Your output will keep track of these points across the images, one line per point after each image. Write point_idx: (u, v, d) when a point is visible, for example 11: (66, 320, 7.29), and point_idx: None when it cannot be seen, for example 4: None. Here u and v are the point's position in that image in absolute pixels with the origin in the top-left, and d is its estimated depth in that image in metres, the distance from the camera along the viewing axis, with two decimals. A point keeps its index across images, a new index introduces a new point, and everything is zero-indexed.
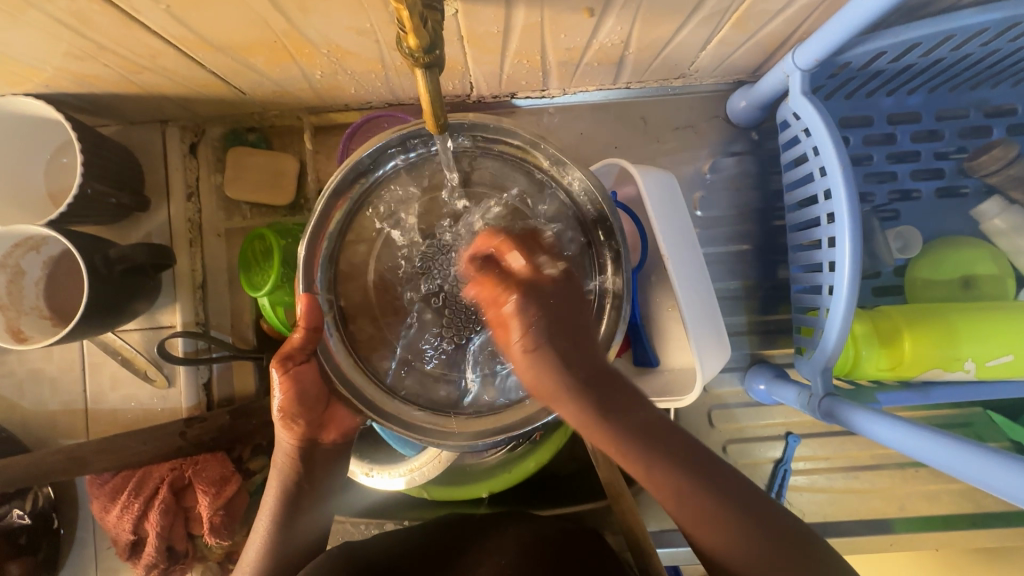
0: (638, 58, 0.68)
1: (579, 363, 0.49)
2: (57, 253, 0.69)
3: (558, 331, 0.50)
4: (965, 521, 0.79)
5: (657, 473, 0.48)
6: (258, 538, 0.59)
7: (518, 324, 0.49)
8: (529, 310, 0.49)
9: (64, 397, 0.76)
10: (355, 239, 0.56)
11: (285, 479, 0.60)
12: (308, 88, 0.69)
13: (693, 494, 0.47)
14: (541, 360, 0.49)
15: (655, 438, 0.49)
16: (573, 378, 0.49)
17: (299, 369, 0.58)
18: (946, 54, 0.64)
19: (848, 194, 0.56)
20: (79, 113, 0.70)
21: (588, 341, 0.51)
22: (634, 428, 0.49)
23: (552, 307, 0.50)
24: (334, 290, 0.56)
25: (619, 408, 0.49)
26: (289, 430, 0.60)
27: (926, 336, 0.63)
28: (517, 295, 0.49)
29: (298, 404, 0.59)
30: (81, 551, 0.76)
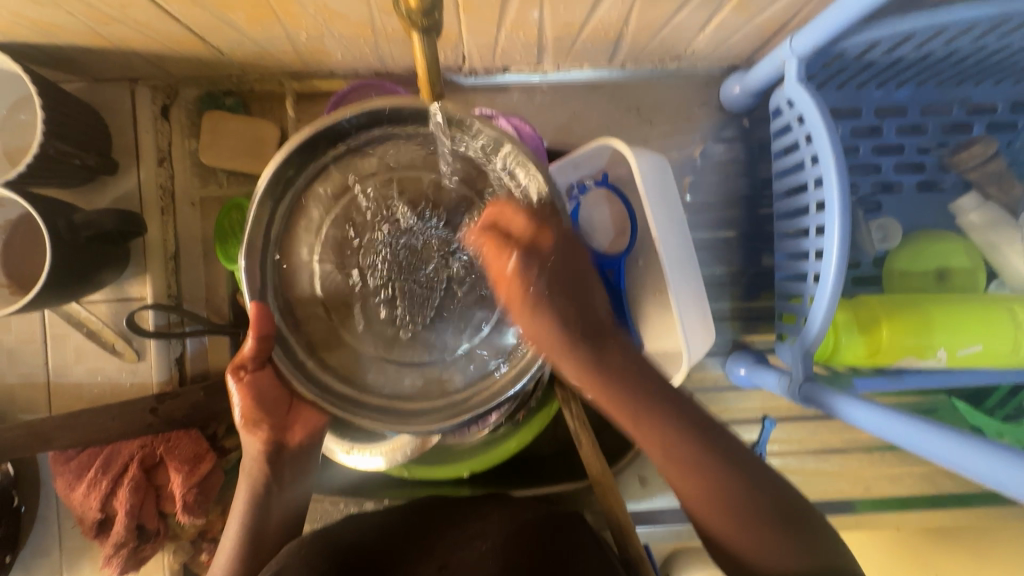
0: (635, 37, 0.67)
1: (576, 316, 0.56)
2: (14, 217, 0.64)
3: (558, 284, 0.56)
4: (921, 501, 0.83)
5: (648, 425, 0.52)
6: (235, 529, 0.59)
7: (519, 281, 0.55)
8: (526, 266, 0.54)
9: (23, 369, 0.72)
10: (295, 237, 0.53)
11: (254, 481, 0.60)
12: (292, 51, 0.66)
13: (679, 455, 0.51)
14: (541, 310, 0.55)
15: (645, 389, 0.54)
16: (566, 329, 0.55)
17: (253, 376, 0.57)
18: (937, 48, 0.64)
19: (839, 182, 0.57)
20: (40, 66, 0.65)
21: (580, 294, 0.57)
22: (635, 385, 0.53)
23: (548, 263, 0.55)
24: (279, 290, 0.54)
25: (610, 365, 0.55)
26: (252, 435, 0.59)
27: (901, 325, 0.66)
28: (516, 254, 0.54)
29: (259, 409, 0.58)
30: (43, 530, 0.73)
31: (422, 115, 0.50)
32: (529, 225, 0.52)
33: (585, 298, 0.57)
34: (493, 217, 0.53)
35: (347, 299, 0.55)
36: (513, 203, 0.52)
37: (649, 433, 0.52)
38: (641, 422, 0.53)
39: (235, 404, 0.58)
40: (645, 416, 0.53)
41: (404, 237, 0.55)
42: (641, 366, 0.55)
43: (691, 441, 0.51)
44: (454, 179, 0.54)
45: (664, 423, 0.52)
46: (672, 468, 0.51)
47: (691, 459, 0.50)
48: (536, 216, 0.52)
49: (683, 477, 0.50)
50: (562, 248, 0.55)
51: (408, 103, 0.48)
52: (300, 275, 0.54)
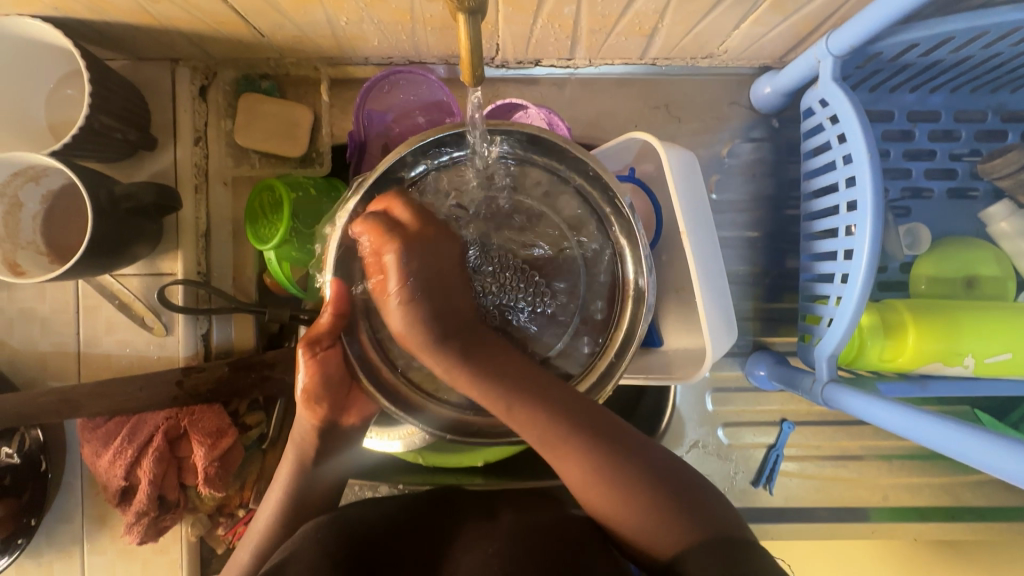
0: (670, 32, 0.67)
1: (438, 318, 0.54)
2: (56, 187, 0.66)
3: (435, 302, 0.54)
4: (941, 513, 0.81)
5: (578, 459, 0.52)
6: (272, 509, 0.62)
7: (396, 272, 0.53)
8: (405, 262, 0.53)
9: (55, 338, 0.74)
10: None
11: (301, 451, 0.63)
12: (330, 36, 0.67)
13: (604, 475, 0.51)
14: (409, 314, 0.54)
15: (576, 417, 0.53)
16: (435, 330, 0.54)
17: (325, 353, 0.59)
18: (976, 52, 0.64)
19: (873, 179, 0.56)
20: (88, 43, 0.67)
21: (498, 351, 0.55)
22: (542, 416, 0.52)
23: (427, 266, 0.54)
24: (364, 296, 0.56)
25: (521, 390, 0.53)
26: (309, 411, 0.61)
27: (930, 330, 0.65)
28: (394, 250, 0.52)
29: (323, 389, 0.60)
30: (66, 497, 0.74)
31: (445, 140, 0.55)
32: (414, 215, 0.53)
33: (484, 347, 0.55)
34: (385, 209, 0.54)
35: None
36: (402, 200, 0.54)
37: (572, 462, 0.52)
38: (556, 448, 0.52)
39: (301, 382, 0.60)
40: (569, 450, 0.52)
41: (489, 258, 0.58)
42: (574, 395, 0.54)
43: (606, 461, 0.51)
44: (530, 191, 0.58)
45: (586, 450, 0.52)
46: (598, 490, 0.51)
47: (620, 483, 0.51)
48: (419, 211, 0.54)
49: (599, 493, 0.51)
50: (432, 241, 0.54)
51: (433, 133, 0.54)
52: (377, 283, 0.57)
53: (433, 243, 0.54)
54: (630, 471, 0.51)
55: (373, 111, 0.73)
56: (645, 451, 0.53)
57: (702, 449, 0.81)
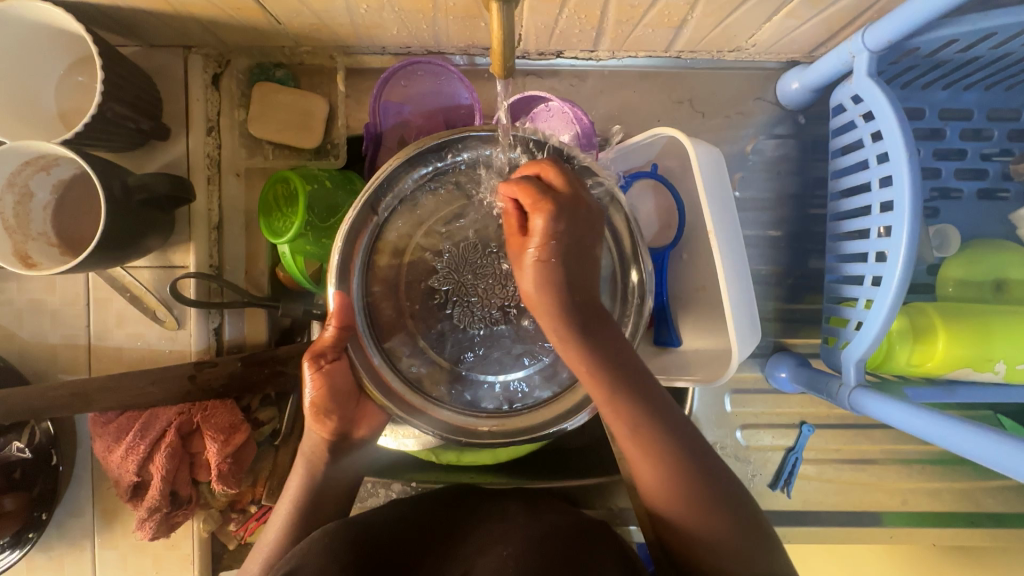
0: (699, 24, 0.65)
1: (580, 285, 0.53)
2: (67, 177, 0.64)
3: (570, 273, 0.53)
4: (961, 519, 0.80)
5: (664, 460, 0.51)
6: (280, 519, 0.61)
7: (540, 237, 0.52)
8: (555, 228, 0.51)
9: (66, 330, 0.73)
10: (384, 248, 0.56)
11: (311, 465, 0.62)
12: (348, 24, 0.65)
13: (682, 484, 0.51)
14: (549, 275, 0.52)
15: (664, 421, 0.52)
16: (568, 297, 0.52)
17: (330, 366, 0.60)
18: (1015, 49, 0.62)
19: (911, 180, 0.55)
20: (99, 28, 0.65)
21: (616, 338, 0.53)
22: (641, 399, 0.52)
23: (576, 232, 0.52)
24: (368, 297, 0.56)
25: (603, 346, 0.52)
26: (319, 424, 0.61)
27: (960, 335, 0.63)
28: (548, 215, 0.51)
29: (331, 401, 0.61)
30: (77, 491, 0.73)
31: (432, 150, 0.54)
32: (569, 182, 0.52)
33: (604, 333, 0.53)
34: (537, 173, 0.52)
35: (426, 308, 0.58)
36: (560, 167, 0.52)
37: (660, 462, 0.51)
38: (642, 443, 0.52)
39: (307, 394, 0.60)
40: (659, 452, 0.51)
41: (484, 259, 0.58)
42: (663, 399, 0.53)
43: (686, 464, 0.51)
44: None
45: (672, 450, 0.51)
46: (672, 496, 0.51)
47: (695, 475, 0.51)
48: (571, 181, 0.52)
49: (652, 472, 0.52)
50: (577, 198, 0.52)
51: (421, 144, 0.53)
52: (381, 282, 0.57)
53: (589, 225, 0.53)
54: (693, 472, 0.51)
55: (390, 102, 0.71)
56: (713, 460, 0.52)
57: (719, 451, 0.80)
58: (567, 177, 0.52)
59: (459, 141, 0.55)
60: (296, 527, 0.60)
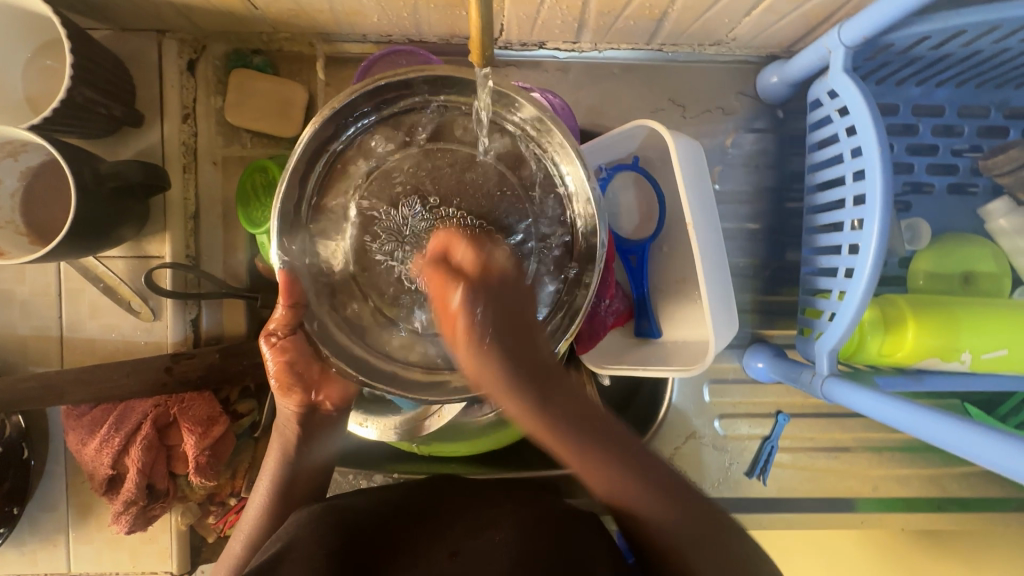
0: (680, 16, 0.65)
1: (519, 357, 0.49)
2: (36, 164, 0.63)
3: (506, 338, 0.49)
4: (929, 504, 0.82)
5: (638, 500, 0.52)
6: (257, 506, 0.61)
7: (465, 319, 0.49)
8: (475, 303, 0.48)
9: (37, 321, 0.71)
10: (327, 206, 0.54)
11: (284, 446, 0.62)
12: (328, 10, 0.64)
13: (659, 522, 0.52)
14: (484, 351, 0.49)
15: (630, 458, 0.52)
16: (513, 369, 0.49)
17: (285, 341, 0.58)
18: (986, 46, 0.64)
19: (883, 174, 0.56)
20: (69, 9, 0.63)
21: (570, 389, 0.52)
22: (602, 448, 0.52)
23: (499, 300, 0.49)
24: (315, 262, 0.54)
25: (554, 384, 0.51)
26: (286, 398, 0.60)
27: (929, 326, 0.65)
28: (463, 289, 0.49)
29: (292, 374, 0.59)
30: (50, 485, 0.72)
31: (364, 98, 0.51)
32: (478, 258, 0.50)
33: (561, 388, 0.51)
34: (445, 249, 0.50)
35: (379, 270, 0.55)
36: (464, 237, 0.51)
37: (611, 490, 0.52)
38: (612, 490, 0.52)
39: (269, 370, 0.59)
40: (630, 489, 0.52)
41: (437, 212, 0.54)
42: (628, 444, 0.53)
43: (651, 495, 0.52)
44: (467, 139, 0.54)
45: (636, 491, 0.52)
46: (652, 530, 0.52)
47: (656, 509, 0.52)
48: (483, 252, 0.50)
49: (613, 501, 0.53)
50: (510, 281, 0.50)
51: (349, 92, 0.50)
52: (327, 243, 0.54)
53: (516, 296, 0.50)
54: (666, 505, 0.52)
55: None
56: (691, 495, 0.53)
57: (698, 440, 0.81)
58: (471, 242, 0.50)
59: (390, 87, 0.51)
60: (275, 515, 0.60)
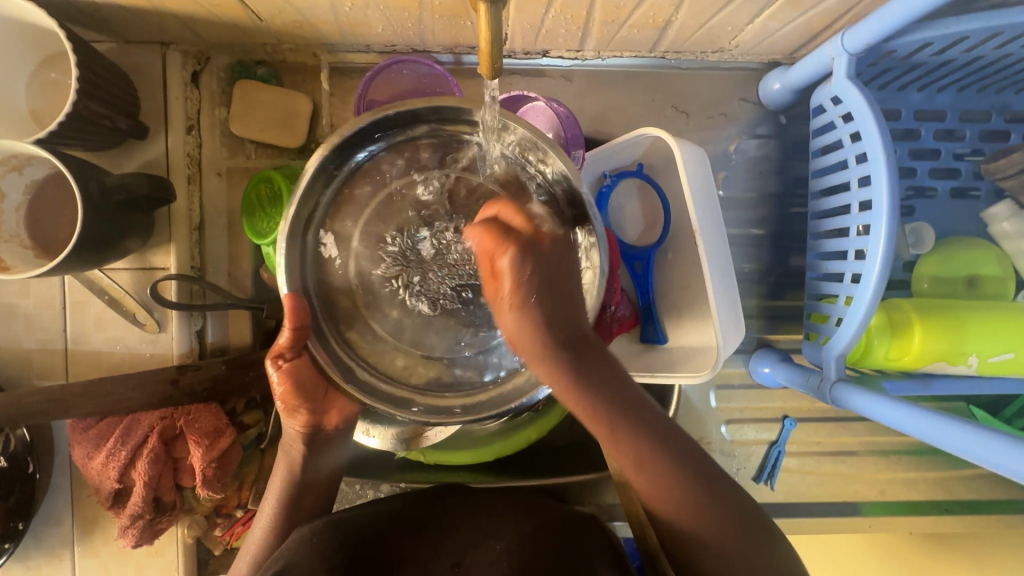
0: (683, 25, 0.65)
1: (558, 321, 0.51)
2: (41, 178, 0.62)
3: (547, 309, 0.51)
4: (936, 507, 0.82)
5: (660, 476, 0.50)
6: (264, 519, 0.60)
7: (511, 279, 0.50)
8: (521, 266, 0.49)
9: (42, 334, 0.71)
10: (333, 233, 0.55)
11: (292, 462, 0.61)
12: (332, 21, 0.64)
13: (694, 511, 0.50)
14: (527, 318, 0.50)
15: (659, 431, 0.51)
16: (551, 337, 0.51)
17: (293, 363, 0.59)
18: (987, 52, 0.64)
19: (888, 180, 0.56)
20: (74, 22, 0.63)
21: (603, 361, 0.53)
22: (639, 422, 0.51)
23: (548, 268, 0.50)
24: (320, 284, 0.55)
25: (586, 367, 0.51)
26: (291, 416, 0.60)
27: (935, 330, 0.65)
28: (512, 252, 0.49)
29: (299, 394, 0.59)
30: (55, 499, 0.72)
31: (369, 128, 0.52)
32: (528, 222, 0.50)
33: (594, 353, 0.52)
34: (494, 214, 0.52)
35: (383, 293, 0.56)
36: (514, 205, 0.52)
37: (652, 476, 0.50)
38: (645, 471, 0.50)
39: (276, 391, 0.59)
40: (663, 468, 0.50)
41: (437, 240, 0.55)
42: (660, 424, 0.52)
43: (689, 482, 0.50)
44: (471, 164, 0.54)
45: (669, 470, 0.50)
46: (673, 508, 0.50)
47: (693, 497, 0.50)
48: (533, 225, 0.51)
49: (646, 482, 0.51)
50: (558, 245, 0.51)
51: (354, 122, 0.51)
52: (332, 269, 0.56)
53: (555, 255, 0.51)
54: (700, 494, 0.50)
55: (378, 102, 0.70)
56: (728, 486, 0.51)
57: (705, 445, 0.81)
58: (513, 204, 0.52)
59: (395, 118, 0.52)
60: (281, 527, 0.60)
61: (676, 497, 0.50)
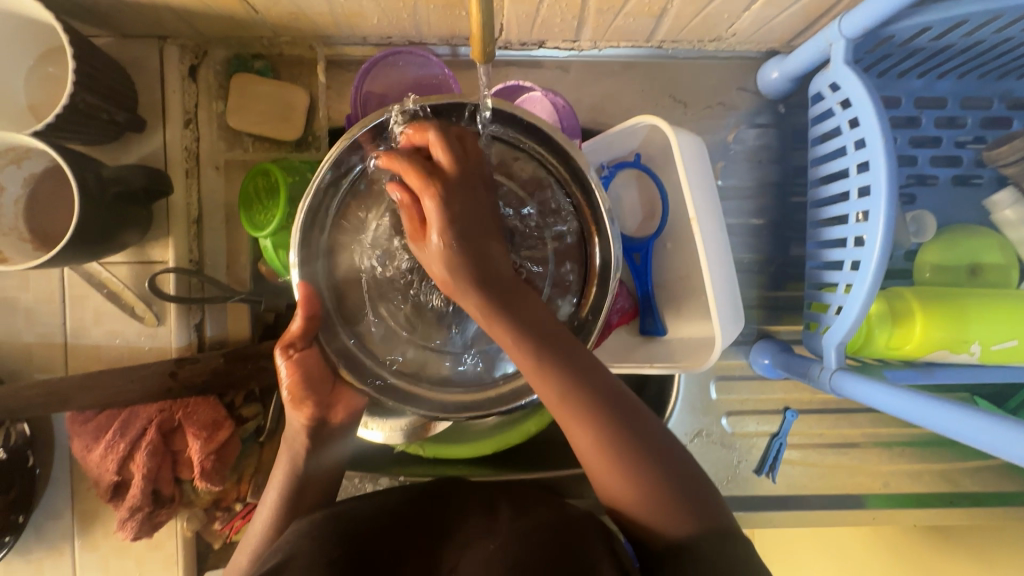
0: (679, 13, 0.65)
1: (478, 253, 0.49)
2: (39, 171, 0.63)
3: (470, 241, 0.49)
4: (941, 499, 0.81)
5: (595, 428, 0.48)
6: (265, 514, 0.59)
7: (433, 212, 0.48)
8: (444, 196, 0.48)
9: (41, 328, 0.71)
10: (347, 226, 0.55)
11: (295, 456, 0.60)
12: (328, 13, 0.64)
13: (627, 468, 0.48)
14: (447, 243, 0.48)
15: (594, 380, 0.49)
16: (472, 271, 0.48)
17: (303, 352, 0.57)
18: (987, 36, 0.64)
19: (887, 164, 0.56)
20: (72, 17, 0.64)
21: (533, 304, 0.50)
22: (572, 368, 0.49)
23: (465, 194, 0.49)
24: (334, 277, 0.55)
25: (510, 304, 0.49)
26: (297, 411, 0.58)
27: (938, 318, 0.65)
28: (433, 181, 0.48)
29: (306, 385, 0.57)
30: (55, 493, 0.72)
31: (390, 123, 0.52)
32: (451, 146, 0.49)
33: (523, 297, 0.49)
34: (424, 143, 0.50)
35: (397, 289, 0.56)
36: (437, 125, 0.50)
37: (585, 429, 0.48)
38: (577, 424, 0.49)
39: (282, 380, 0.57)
40: (594, 420, 0.48)
41: None
42: (596, 373, 0.50)
43: (621, 436, 0.48)
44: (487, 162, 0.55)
45: (602, 424, 0.48)
46: (605, 464, 0.49)
47: (628, 454, 0.48)
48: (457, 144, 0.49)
49: (579, 436, 0.49)
50: (471, 175, 0.50)
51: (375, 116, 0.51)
52: (346, 262, 0.56)
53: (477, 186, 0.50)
54: (634, 449, 0.48)
55: (374, 94, 0.70)
56: (662, 442, 0.50)
57: (705, 438, 0.81)
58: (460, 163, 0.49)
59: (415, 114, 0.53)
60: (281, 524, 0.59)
61: (607, 453, 0.48)
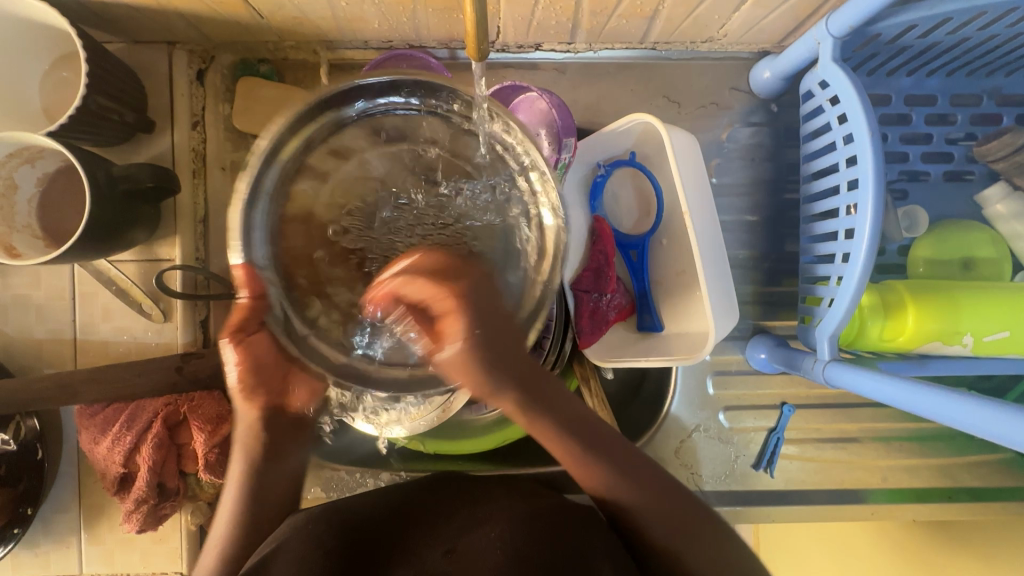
0: (671, 14, 0.67)
1: (504, 359, 0.48)
2: (51, 171, 0.65)
3: (487, 343, 0.46)
4: (940, 494, 0.81)
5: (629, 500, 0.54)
6: (227, 512, 0.57)
7: (452, 327, 0.44)
8: (462, 308, 0.44)
9: (52, 325, 0.73)
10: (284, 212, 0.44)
11: (249, 457, 0.56)
12: (330, 17, 0.67)
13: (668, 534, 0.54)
14: (466, 347, 0.45)
15: (614, 459, 0.54)
16: (504, 373, 0.48)
17: (250, 340, 0.49)
18: (972, 34, 0.65)
19: (874, 157, 0.57)
20: (85, 23, 0.66)
21: (558, 393, 0.54)
22: (599, 451, 0.54)
23: (472, 299, 0.44)
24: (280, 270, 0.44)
25: (540, 397, 0.52)
26: (247, 403, 0.53)
27: (929, 309, 0.65)
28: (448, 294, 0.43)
29: (255, 376, 0.52)
30: (62, 486, 0.73)
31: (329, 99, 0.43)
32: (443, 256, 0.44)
33: (549, 386, 0.53)
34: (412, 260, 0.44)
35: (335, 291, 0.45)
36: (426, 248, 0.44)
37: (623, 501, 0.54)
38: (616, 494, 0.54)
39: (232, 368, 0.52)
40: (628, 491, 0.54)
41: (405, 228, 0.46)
42: (619, 452, 0.55)
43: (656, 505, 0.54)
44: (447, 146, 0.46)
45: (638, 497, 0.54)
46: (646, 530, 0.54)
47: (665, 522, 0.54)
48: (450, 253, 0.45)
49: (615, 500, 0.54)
50: (476, 280, 0.44)
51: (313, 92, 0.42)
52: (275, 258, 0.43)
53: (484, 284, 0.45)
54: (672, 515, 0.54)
55: None
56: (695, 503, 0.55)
57: (703, 433, 0.81)
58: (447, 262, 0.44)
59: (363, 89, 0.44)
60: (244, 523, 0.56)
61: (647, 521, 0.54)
